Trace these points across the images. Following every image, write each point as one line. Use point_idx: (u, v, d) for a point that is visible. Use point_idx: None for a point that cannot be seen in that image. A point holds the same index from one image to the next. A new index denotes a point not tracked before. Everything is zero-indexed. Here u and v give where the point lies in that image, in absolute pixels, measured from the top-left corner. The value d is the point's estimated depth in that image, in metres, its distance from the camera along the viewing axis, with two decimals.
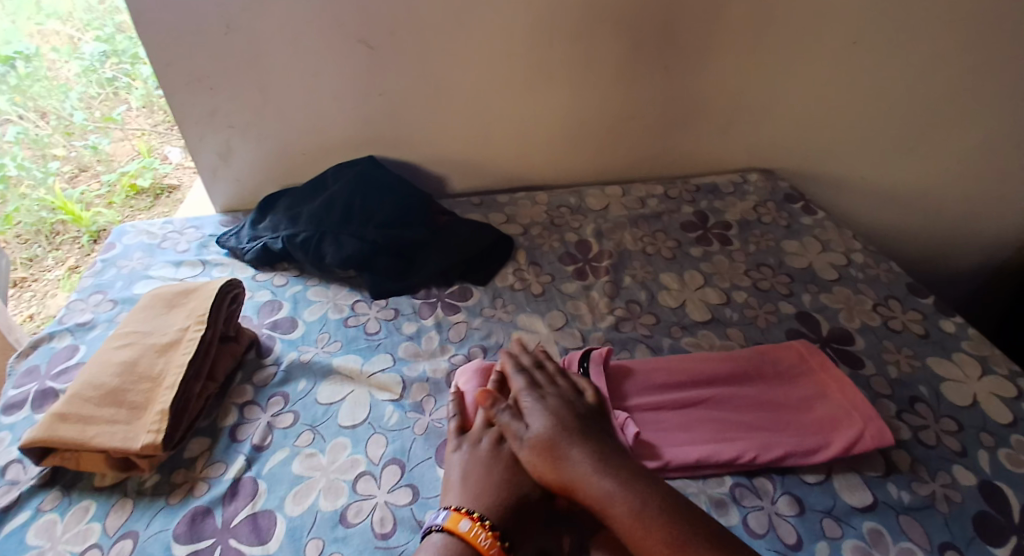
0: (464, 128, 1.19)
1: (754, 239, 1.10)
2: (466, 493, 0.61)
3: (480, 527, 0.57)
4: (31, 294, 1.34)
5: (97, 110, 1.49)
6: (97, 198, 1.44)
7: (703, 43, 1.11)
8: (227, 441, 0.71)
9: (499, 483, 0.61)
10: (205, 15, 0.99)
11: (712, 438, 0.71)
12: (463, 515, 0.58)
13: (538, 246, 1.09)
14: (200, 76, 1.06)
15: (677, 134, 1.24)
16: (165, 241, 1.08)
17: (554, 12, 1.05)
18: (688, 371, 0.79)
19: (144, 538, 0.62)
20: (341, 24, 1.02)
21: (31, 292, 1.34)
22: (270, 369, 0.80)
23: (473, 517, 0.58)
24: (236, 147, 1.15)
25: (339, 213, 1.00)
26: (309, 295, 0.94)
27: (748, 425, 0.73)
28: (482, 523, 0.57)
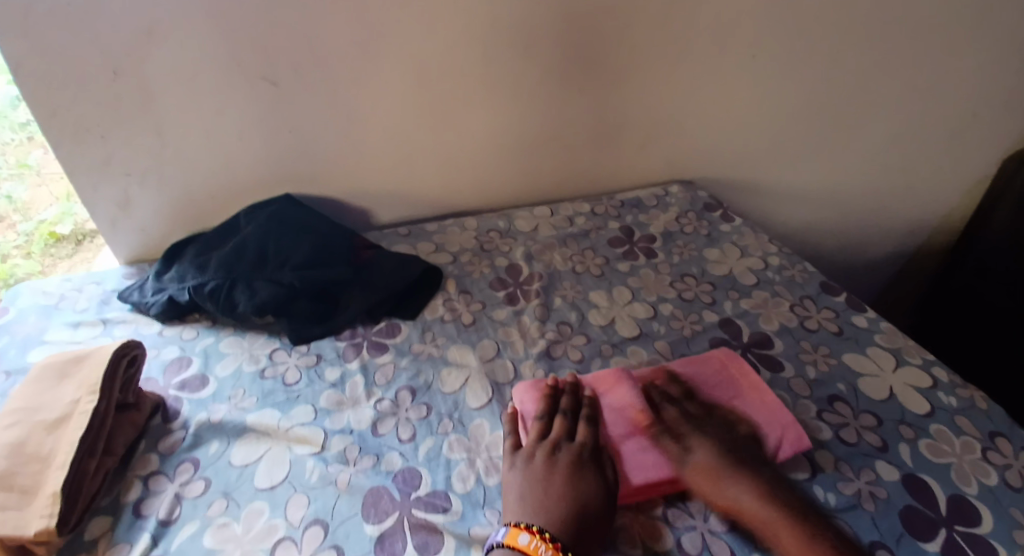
0: (382, 159, 1.17)
1: (677, 250, 1.12)
2: (525, 508, 0.63)
3: (540, 540, 0.58)
4: None
5: (11, 156, 1.25)
6: (14, 249, 1.26)
7: (612, 60, 1.12)
8: (130, 518, 0.65)
9: (561, 497, 0.63)
10: (87, 62, 0.93)
11: None
12: (521, 529, 0.59)
13: (467, 274, 1.07)
14: (89, 125, 0.99)
15: (599, 152, 1.26)
16: (62, 300, 1.00)
17: (460, 38, 1.05)
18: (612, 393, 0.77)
19: None
20: (238, 61, 0.99)
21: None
22: (177, 434, 0.74)
23: (530, 530, 0.59)
24: (137, 195, 1.09)
25: (251, 258, 0.95)
26: (222, 347, 0.89)
27: None
28: (541, 536, 0.59)
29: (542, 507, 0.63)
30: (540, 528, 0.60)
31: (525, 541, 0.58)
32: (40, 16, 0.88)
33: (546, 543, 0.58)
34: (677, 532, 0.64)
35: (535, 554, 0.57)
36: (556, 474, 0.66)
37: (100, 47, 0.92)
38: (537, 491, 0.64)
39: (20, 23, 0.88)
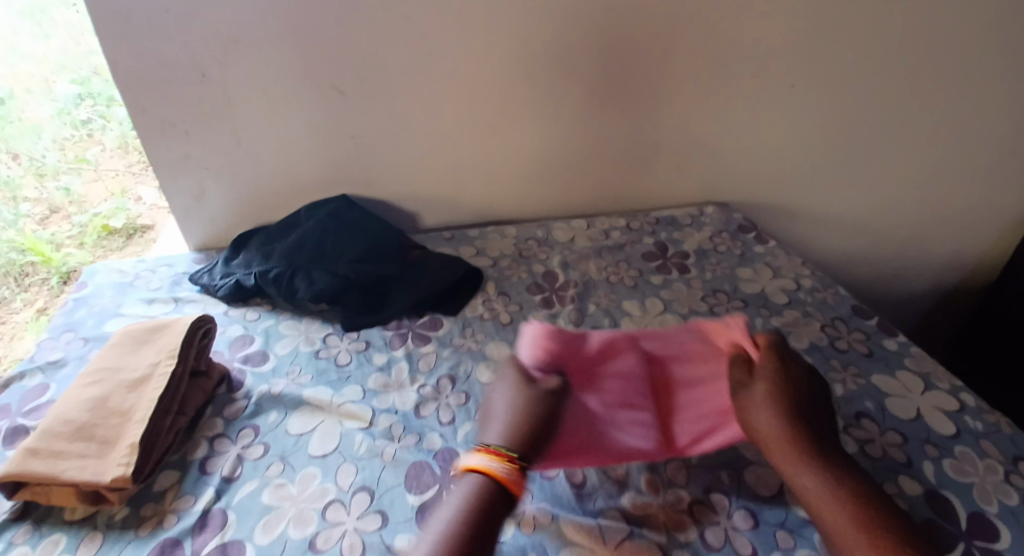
0: (432, 167, 1.24)
1: (710, 267, 1.16)
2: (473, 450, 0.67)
3: (496, 460, 0.64)
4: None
5: (69, 151, 1.52)
6: (67, 239, 1.46)
7: (655, 84, 1.18)
8: (196, 473, 0.72)
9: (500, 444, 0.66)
10: (180, 66, 1.04)
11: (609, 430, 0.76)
12: (484, 451, 0.65)
13: (506, 277, 1.13)
14: (174, 121, 1.10)
15: (638, 171, 1.31)
16: (137, 279, 1.09)
17: (512, 57, 1.12)
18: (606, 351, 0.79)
19: None
20: (310, 71, 1.08)
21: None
22: (240, 403, 0.81)
23: (489, 452, 0.65)
24: (210, 188, 1.19)
25: (311, 251, 1.04)
26: (281, 328, 0.97)
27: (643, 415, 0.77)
28: (499, 456, 0.64)
29: (504, 426, 0.68)
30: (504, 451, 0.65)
31: (480, 462, 0.64)
32: (144, 23, 0.99)
33: (496, 458, 0.64)
34: (701, 527, 0.68)
35: (490, 471, 0.63)
36: (525, 397, 0.70)
37: (191, 52, 1.03)
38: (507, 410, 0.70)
39: (127, 29, 1.00)
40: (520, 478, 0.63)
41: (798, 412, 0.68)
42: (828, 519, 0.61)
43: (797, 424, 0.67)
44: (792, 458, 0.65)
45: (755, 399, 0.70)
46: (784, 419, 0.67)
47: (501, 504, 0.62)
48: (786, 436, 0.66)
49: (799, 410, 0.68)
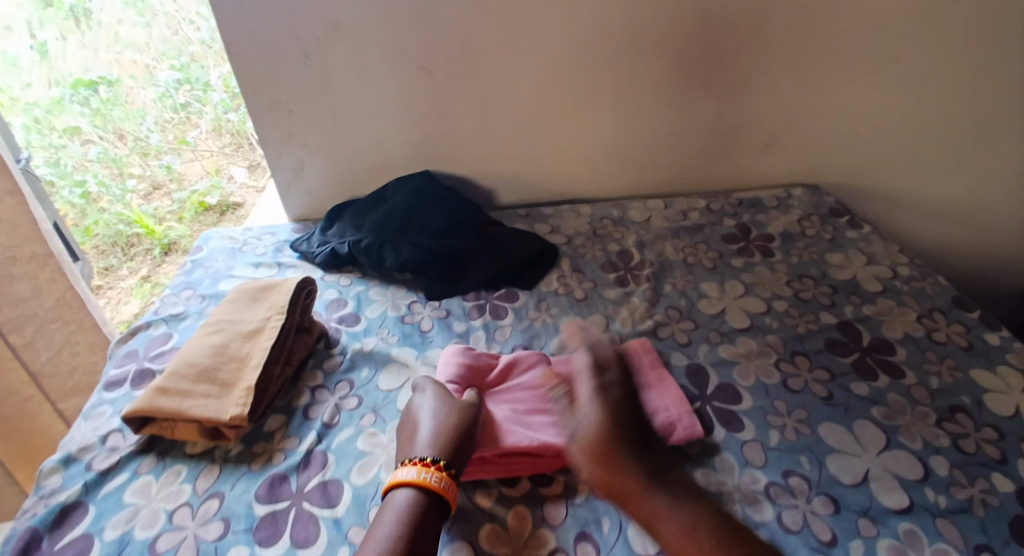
0: (513, 146, 1.28)
1: (796, 252, 1.13)
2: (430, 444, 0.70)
3: (428, 470, 0.66)
4: (107, 299, 1.73)
5: (171, 133, 1.94)
6: (169, 214, 1.87)
7: (743, 62, 1.16)
8: (300, 418, 0.80)
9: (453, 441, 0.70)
10: (289, 48, 1.13)
11: None
12: (410, 463, 0.67)
13: (581, 255, 1.15)
14: (280, 100, 1.19)
15: (719, 152, 1.29)
16: (245, 245, 1.21)
17: (597, 36, 1.13)
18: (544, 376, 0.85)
19: (229, 498, 0.71)
20: (404, 52, 1.14)
21: (106, 298, 1.73)
22: (337, 358, 0.90)
23: (420, 463, 0.67)
24: (308, 164, 1.28)
25: (397, 223, 1.13)
26: (371, 294, 1.06)
27: None
28: (427, 465, 0.66)
29: (430, 440, 0.70)
30: (430, 460, 0.67)
31: (404, 475, 0.66)
32: (260, 9, 1.09)
33: (427, 468, 0.66)
34: (778, 508, 0.69)
35: (422, 482, 0.65)
36: (465, 410, 0.74)
37: (297, 35, 1.12)
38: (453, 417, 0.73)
39: (244, 14, 1.09)
40: (453, 484, 0.66)
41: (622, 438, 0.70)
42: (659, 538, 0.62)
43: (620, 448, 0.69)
44: (608, 483, 0.67)
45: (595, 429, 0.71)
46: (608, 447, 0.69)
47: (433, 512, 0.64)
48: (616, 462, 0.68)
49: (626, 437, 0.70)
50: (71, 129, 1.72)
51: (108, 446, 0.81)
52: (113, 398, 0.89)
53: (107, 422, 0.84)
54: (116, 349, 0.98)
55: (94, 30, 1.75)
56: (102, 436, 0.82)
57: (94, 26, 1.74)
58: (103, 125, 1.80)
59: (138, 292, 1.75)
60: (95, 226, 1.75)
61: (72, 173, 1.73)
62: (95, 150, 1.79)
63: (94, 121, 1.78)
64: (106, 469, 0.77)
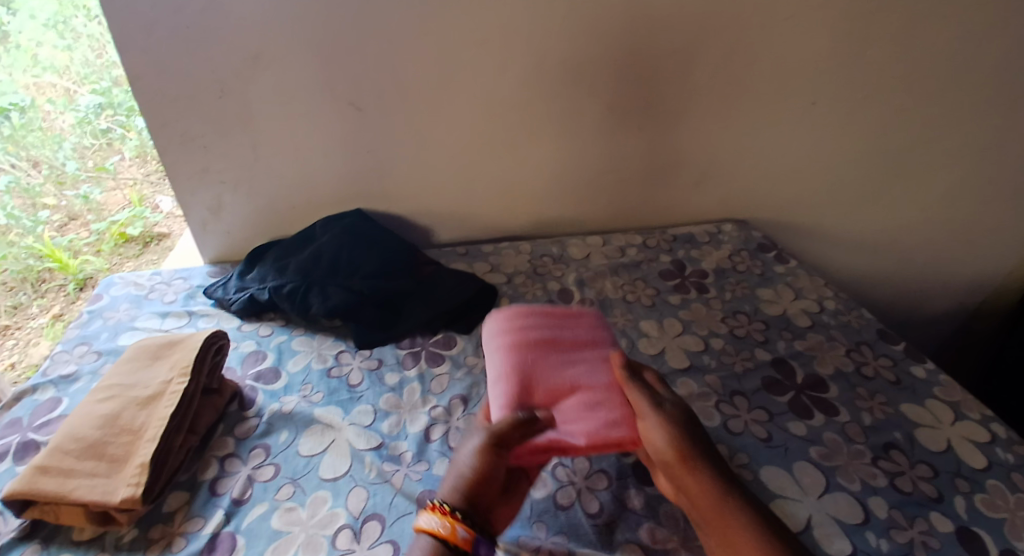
0: (447, 183, 1.24)
1: (729, 287, 1.14)
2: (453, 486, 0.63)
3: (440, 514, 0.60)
4: (13, 341, 1.54)
5: (90, 160, 1.81)
6: (85, 246, 1.72)
7: (672, 100, 1.17)
8: (206, 495, 0.72)
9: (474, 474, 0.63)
10: (203, 82, 1.06)
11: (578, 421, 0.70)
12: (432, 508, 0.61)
13: (521, 295, 1.11)
14: (194, 136, 1.11)
15: (653, 187, 1.29)
16: (152, 292, 1.11)
17: (530, 74, 1.12)
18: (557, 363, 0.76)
19: None
20: (330, 88, 1.09)
21: (13, 340, 1.54)
22: (252, 421, 0.83)
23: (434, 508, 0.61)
24: (227, 202, 1.20)
25: (325, 265, 1.07)
26: (294, 344, 0.99)
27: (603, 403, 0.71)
28: (441, 510, 0.60)
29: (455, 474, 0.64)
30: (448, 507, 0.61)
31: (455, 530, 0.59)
32: (168, 41, 1.01)
33: (445, 517, 0.60)
34: None
35: (436, 530, 0.59)
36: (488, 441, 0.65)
37: (213, 68, 1.04)
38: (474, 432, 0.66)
39: (151, 44, 1.01)
40: (457, 524, 0.59)
41: (690, 436, 0.65)
42: (703, 522, 0.62)
43: (688, 440, 0.65)
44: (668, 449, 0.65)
45: (676, 419, 0.66)
46: (676, 436, 0.65)
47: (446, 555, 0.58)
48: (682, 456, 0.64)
49: (699, 440, 0.65)
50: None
51: None
52: None
53: None
54: None
55: (11, 52, 1.60)
56: None
57: (10, 48, 1.60)
58: (15, 151, 1.66)
59: (49, 332, 1.56)
60: (1, 260, 1.59)
61: None
62: (6, 179, 1.64)
63: (7, 146, 1.63)
64: None
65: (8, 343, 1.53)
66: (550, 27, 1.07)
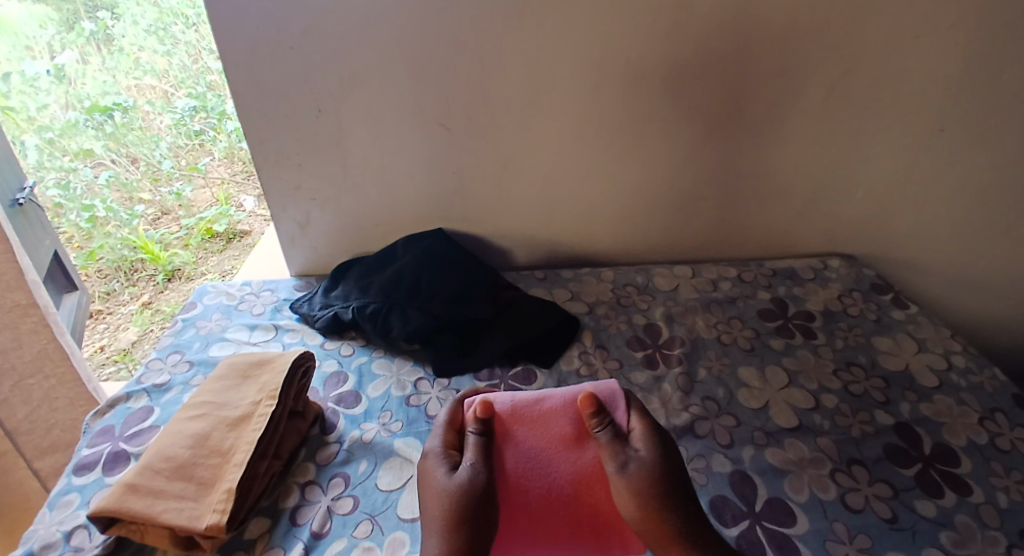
0: (530, 206, 1.21)
1: (840, 333, 1.04)
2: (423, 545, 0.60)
3: None
4: (105, 325, 1.67)
5: (184, 159, 1.90)
6: (175, 240, 1.81)
7: (777, 124, 1.09)
8: (287, 524, 0.71)
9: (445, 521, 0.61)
10: (300, 102, 1.07)
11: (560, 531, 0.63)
12: None
13: (604, 328, 1.06)
14: (290, 154, 1.13)
15: (749, 216, 1.21)
16: (242, 303, 1.14)
17: (624, 95, 1.07)
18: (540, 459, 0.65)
19: None
20: (420, 108, 1.08)
21: (105, 324, 1.67)
22: (333, 447, 0.82)
23: None
24: (315, 218, 1.22)
25: (406, 287, 1.06)
26: (373, 367, 0.98)
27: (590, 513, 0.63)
28: None
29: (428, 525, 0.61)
30: None
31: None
32: (269, 61, 1.03)
33: None
34: None
35: None
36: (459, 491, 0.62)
37: (310, 88, 1.06)
38: (430, 499, 0.63)
39: (254, 63, 1.03)
40: None
41: (659, 484, 0.62)
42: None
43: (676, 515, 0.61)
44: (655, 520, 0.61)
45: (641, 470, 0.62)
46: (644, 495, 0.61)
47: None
48: (647, 510, 0.61)
49: (669, 485, 0.62)
50: (84, 152, 1.72)
51: (74, 544, 0.71)
52: (82, 484, 0.79)
53: (72, 516, 0.74)
54: (91, 423, 0.88)
55: (116, 56, 1.73)
56: (68, 532, 0.72)
57: (116, 51, 1.72)
58: (116, 148, 1.78)
59: (137, 319, 1.67)
60: (99, 250, 1.70)
61: (81, 197, 1.70)
62: (106, 174, 1.76)
63: (107, 144, 1.76)
64: None
65: (99, 327, 1.66)
66: (650, 47, 1.02)
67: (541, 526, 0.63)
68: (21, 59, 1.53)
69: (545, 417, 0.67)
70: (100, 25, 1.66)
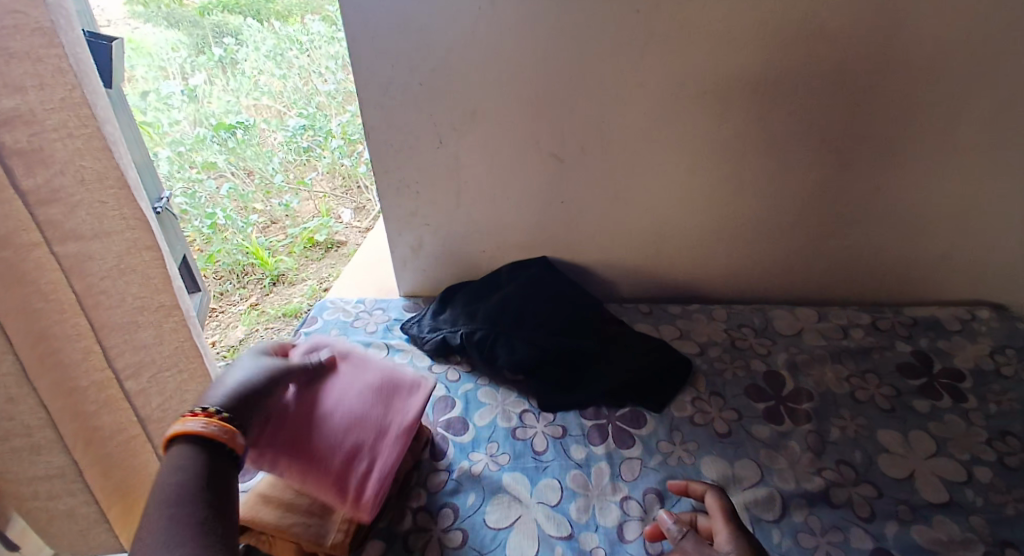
0: (640, 238, 1.18)
1: (993, 396, 0.94)
2: None
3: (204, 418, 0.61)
4: (218, 323, 1.68)
5: (292, 173, 2.04)
6: (281, 247, 1.90)
7: (928, 162, 1.01)
8: (401, 549, 0.73)
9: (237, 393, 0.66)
10: (423, 131, 1.11)
11: (357, 462, 0.73)
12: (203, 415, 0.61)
13: (718, 372, 1.01)
14: (410, 183, 1.18)
15: (883, 258, 1.12)
16: (357, 320, 1.19)
17: (751, 129, 1.03)
18: (345, 399, 0.77)
19: None
20: (537, 141, 1.09)
21: (218, 322, 1.68)
22: (443, 474, 0.83)
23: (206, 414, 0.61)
24: (426, 242, 1.25)
25: (512, 315, 1.06)
26: (479, 395, 0.99)
27: (364, 450, 0.74)
28: (211, 415, 0.61)
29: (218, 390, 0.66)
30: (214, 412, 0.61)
31: (190, 426, 0.59)
32: (398, 94, 1.08)
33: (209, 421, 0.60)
34: None
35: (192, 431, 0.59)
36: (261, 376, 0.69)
37: (435, 120, 1.09)
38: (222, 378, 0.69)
39: (385, 96, 1.08)
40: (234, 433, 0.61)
41: None
42: None
43: None
44: None
45: None
46: None
47: (226, 460, 0.60)
48: None
49: None
50: (208, 164, 1.83)
51: None
52: None
53: None
54: None
55: (238, 78, 1.97)
56: None
57: (237, 74, 1.97)
58: (236, 162, 1.90)
59: (246, 318, 1.72)
60: (217, 254, 1.75)
61: (204, 205, 1.77)
62: (228, 186, 1.87)
63: (229, 157, 1.88)
64: None
65: (212, 325, 1.65)
66: (785, 84, 0.98)
67: (328, 453, 0.72)
68: (156, 79, 1.75)
69: (365, 374, 0.81)
70: (227, 51, 1.92)
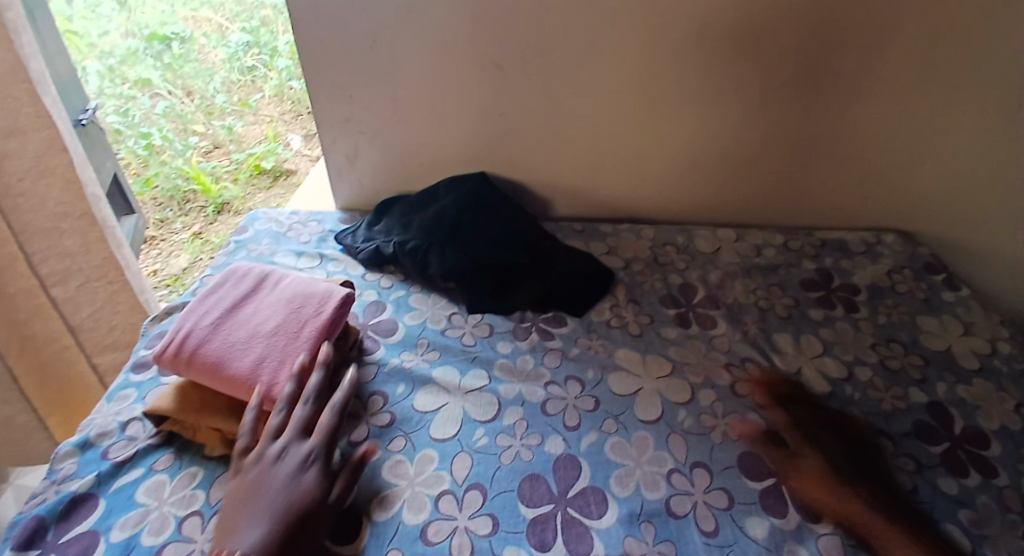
0: (574, 156, 1.20)
1: (885, 309, 1.02)
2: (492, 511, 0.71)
3: None
4: (157, 252, 1.62)
5: (236, 95, 1.98)
6: (226, 173, 1.79)
7: (850, 88, 1.04)
8: None
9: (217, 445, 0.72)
10: (355, 32, 1.08)
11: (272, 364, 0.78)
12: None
13: (639, 284, 1.06)
14: (342, 86, 1.15)
15: (802, 183, 1.18)
16: (289, 230, 1.18)
17: (682, 45, 1.04)
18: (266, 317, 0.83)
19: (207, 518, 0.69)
20: (472, 48, 1.07)
21: (158, 251, 1.62)
22: (371, 368, 0.88)
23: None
24: (363, 152, 1.24)
25: (445, 226, 1.07)
26: (411, 301, 1.02)
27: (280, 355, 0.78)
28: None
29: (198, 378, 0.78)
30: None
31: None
32: None
33: None
34: None
35: None
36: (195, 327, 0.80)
37: (366, 22, 1.06)
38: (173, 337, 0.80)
39: None
40: None
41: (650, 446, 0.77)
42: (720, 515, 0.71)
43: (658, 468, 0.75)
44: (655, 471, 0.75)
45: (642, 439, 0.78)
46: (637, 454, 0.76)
47: None
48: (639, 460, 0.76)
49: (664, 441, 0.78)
50: (141, 81, 1.87)
51: (127, 434, 0.79)
52: (139, 380, 0.87)
53: (129, 408, 0.82)
54: (150, 328, 0.95)
55: None
56: (123, 422, 0.80)
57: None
58: (173, 81, 1.92)
59: (189, 247, 1.63)
60: (156, 178, 1.74)
61: (140, 124, 1.81)
62: (163, 105, 1.86)
63: (165, 75, 1.91)
64: (123, 459, 0.75)
65: (152, 253, 1.61)
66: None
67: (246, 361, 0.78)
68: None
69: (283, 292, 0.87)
70: None
